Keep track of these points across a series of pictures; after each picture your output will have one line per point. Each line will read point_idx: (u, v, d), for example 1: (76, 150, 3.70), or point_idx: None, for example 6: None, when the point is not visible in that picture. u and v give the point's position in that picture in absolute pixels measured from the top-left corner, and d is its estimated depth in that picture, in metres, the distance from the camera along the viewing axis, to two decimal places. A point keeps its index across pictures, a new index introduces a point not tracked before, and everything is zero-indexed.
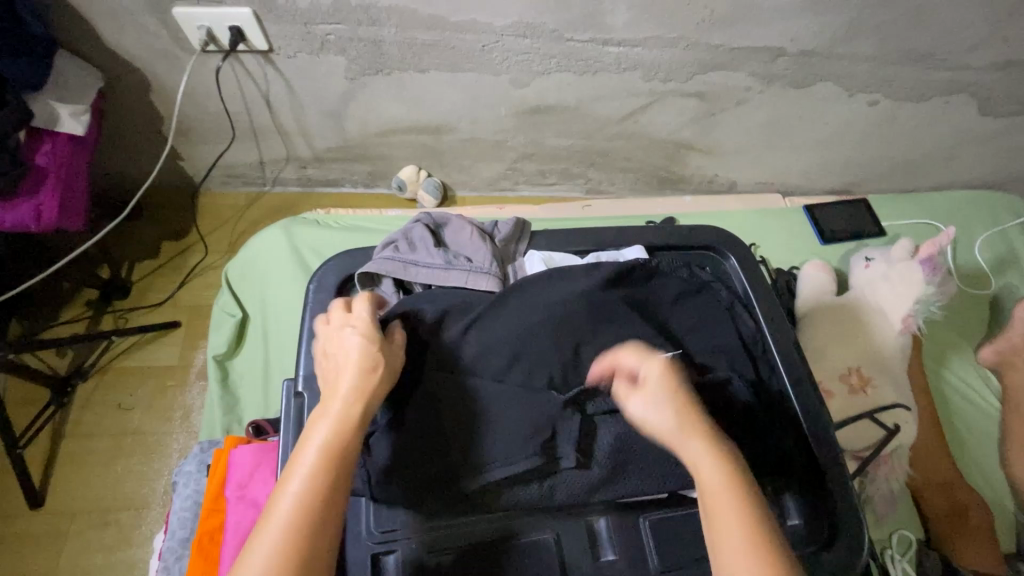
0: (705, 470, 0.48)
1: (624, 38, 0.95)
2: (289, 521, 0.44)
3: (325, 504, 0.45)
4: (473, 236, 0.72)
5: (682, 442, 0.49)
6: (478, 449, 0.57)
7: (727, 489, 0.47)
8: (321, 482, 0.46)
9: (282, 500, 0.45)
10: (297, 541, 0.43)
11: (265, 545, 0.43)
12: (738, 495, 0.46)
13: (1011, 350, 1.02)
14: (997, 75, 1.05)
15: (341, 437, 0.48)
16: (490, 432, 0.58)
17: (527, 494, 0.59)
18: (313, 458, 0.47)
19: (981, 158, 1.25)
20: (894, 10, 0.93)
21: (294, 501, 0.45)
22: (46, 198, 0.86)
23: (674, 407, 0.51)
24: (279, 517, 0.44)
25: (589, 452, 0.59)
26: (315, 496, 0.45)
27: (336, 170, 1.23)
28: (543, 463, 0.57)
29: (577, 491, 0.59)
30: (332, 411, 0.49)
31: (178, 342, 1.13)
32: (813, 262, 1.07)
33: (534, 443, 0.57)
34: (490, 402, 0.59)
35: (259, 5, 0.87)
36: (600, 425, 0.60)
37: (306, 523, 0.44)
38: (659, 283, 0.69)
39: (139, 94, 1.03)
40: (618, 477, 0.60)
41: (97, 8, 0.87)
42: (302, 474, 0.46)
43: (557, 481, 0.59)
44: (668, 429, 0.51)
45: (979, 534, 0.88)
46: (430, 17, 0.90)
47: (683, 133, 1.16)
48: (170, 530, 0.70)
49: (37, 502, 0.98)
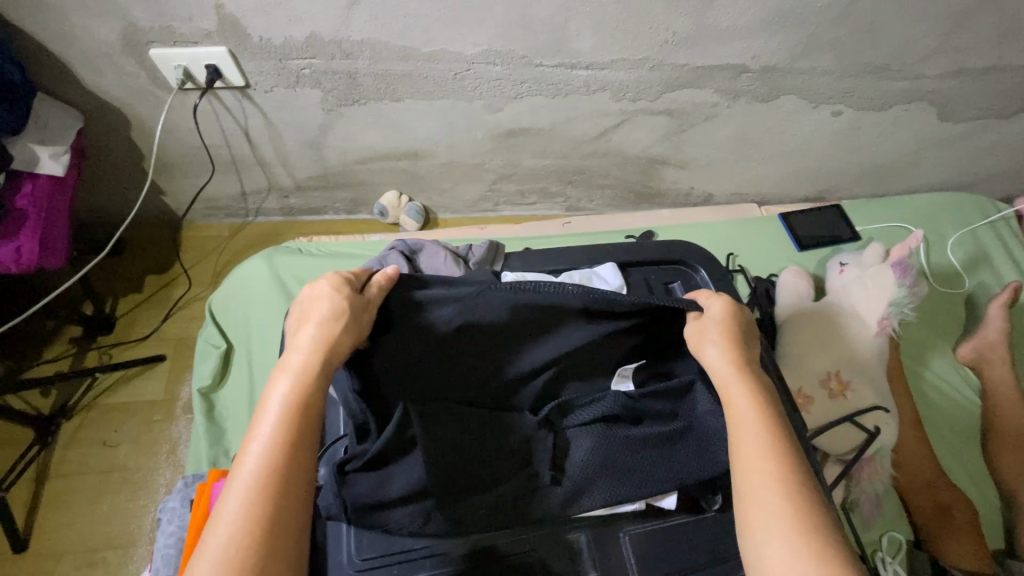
0: (738, 400, 0.56)
1: (591, 61, 0.99)
2: (253, 479, 0.47)
3: (287, 460, 0.48)
4: (447, 262, 0.75)
5: (723, 375, 0.58)
6: (458, 478, 0.58)
7: (757, 423, 0.54)
8: (279, 437, 0.49)
9: (245, 459, 0.48)
10: (263, 497, 0.46)
11: (238, 494, 0.46)
12: (772, 435, 0.53)
13: (987, 348, 1.05)
14: (951, 83, 1.10)
15: (301, 390, 0.51)
16: (462, 460, 0.59)
17: (500, 508, 0.59)
18: (272, 417, 0.50)
19: (947, 160, 1.29)
20: (847, 26, 0.97)
21: (258, 457, 0.48)
22: (26, 239, 0.86)
23: (725, 348, 0.59)
24: (246, 472, 0.47)
25: (562, 466, 0.61)
26: (280, 448, 0.48)
27: (319, 198, 1.24)
28: (521, 482, 0.60)
29: (553, 508, 0.60)
30: (291, 369, 0.52)
31: (164, 375, 1.13)
32: (790, 269, 1.09)
33: (512, 463, 0.60)
34: (457, 421, 0.60)
35: (235, 43, 0.90)
36: (574, 437, 0.62)
37: (273, 473, 0.47)
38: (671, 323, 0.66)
39: (119, 132, 1.04)
40: (589, 492, 0.61)
41: (75, 52, 0.90)
42: (263, 433, 0.49)
43: (538, 502, 0.60)
44: (723, 387, 0.58)
45: (964, 533, 0.89)
46: (403, 49, 0.93)
47: (656, 149, 1.19)
48: (155, 568, 0.69)
49: (21, 545, 0.97)
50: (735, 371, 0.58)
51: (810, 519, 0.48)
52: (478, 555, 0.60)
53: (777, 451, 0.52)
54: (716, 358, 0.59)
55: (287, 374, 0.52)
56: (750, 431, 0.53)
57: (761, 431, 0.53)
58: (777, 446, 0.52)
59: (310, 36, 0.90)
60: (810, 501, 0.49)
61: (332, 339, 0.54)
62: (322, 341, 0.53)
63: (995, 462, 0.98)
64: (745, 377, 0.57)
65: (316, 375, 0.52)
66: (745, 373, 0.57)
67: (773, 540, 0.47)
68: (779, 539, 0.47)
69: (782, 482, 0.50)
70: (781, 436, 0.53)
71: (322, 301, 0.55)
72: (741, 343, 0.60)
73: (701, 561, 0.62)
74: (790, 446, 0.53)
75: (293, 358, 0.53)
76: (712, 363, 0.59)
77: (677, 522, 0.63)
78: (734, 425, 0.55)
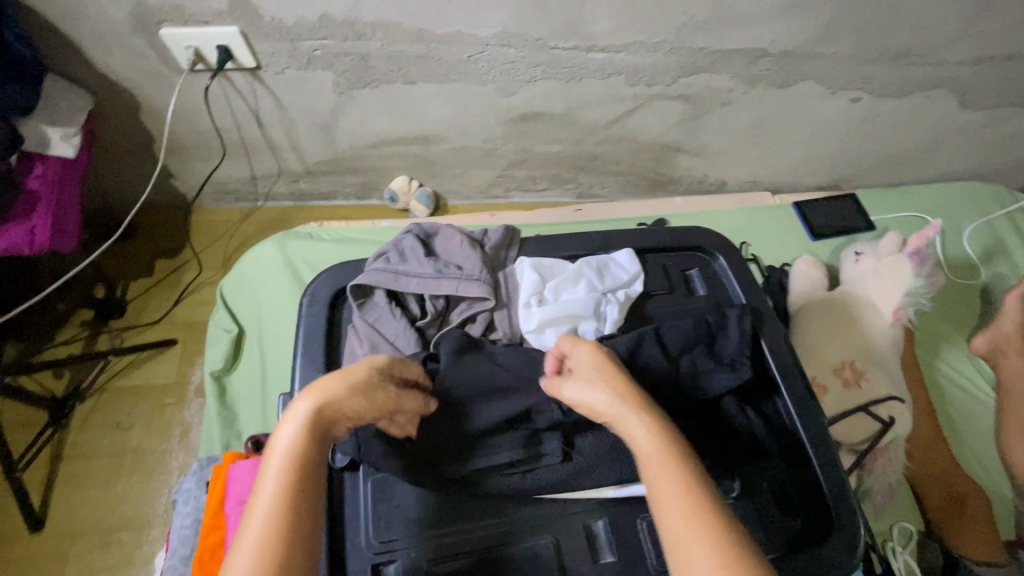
0: (648, 450, 0.48)
1: (607, 45, 0.97)
2: (259, 549, 0.42)
3: (292, 519, 0.44)
4: (463, 245, 0.73)
5: (626, 424, 0.50)
6: (467, 438, 0.60)
7: (667, 464, 0.47)
8: (288, 492, 0.45)
9: (251, 525, 0.44)
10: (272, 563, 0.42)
11: (243, 559, 0.42)
12: (684, 473, 0.46)
13: (1003, 340, 1.02)
14: (973, 69, 1.07)
15: (308, 438, 0.48)
16: (476, 417, 0.61)
17: (509, 482, 0.60)
18: (279, 470, 0.46)
19: (966, 149, 1.26)
20: (869, 9, 0.95)
21: (266, 516, 0.44)
22: (39, 219, 0.86)
23: (609, 383, 0.52)
24: (253, 533, 0.43)
25: (572, 443, 0.62)
26: (289, 508, 0.45)
27: (328, 183, 1.23)
28: (529, 451, 0.61)
29: (558, 480, 0.60)
30: (296, 417, 0.48)
31: (175, 359, 1.13)
32: (804, 258, 1.08)
33: (518, 433, 0.61)
34: (486, 382, 0.63)
35: (246, 24, 0.88)
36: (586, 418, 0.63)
37: (280, 535, 0.43)
38: (669, 330, 0.68)
39: (129, 115, 1.03)
40: (600, 469, 0.61)
41: (86, 32, 0.89)
42: (270, 491, 0.45)
43: (539, 472, 0.60)
44: (620, 424, 0.51)
45: (977, 523, 0.89)
46: (415, 30, 0.92)
47: (670, 136, 1.17)
48: (171, 548, 0.70)
49: (36, 525, 0.98)
50: (627, 405, 0.51)
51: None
52: (497, 544, 0.60)
53: (694, 494, 0.45)
54: (602, 397, 0.52)
55: (289, 427, 0.48)
56: (662, 477, 0.47)
57: (672, 474, 0.46)
58: (690, 480, 0.46)
59: (322, 16, 0.88)
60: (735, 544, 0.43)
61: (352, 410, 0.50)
62: (337, 405, 0.49)
63: (1007, 452, 0.97)
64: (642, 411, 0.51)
65: (321, 430, 0.48)
66: (640, 405, 0.51)
67: None
68: None
69: (708, 530, 0.43)
70: (695, 476, 0.47)
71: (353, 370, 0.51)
72: (624, 373, 0.54)
73: None
74: (706, 485, 0.46)
75: (297, 409, 0.48)
76: (600, 402, 0.52)
77: None
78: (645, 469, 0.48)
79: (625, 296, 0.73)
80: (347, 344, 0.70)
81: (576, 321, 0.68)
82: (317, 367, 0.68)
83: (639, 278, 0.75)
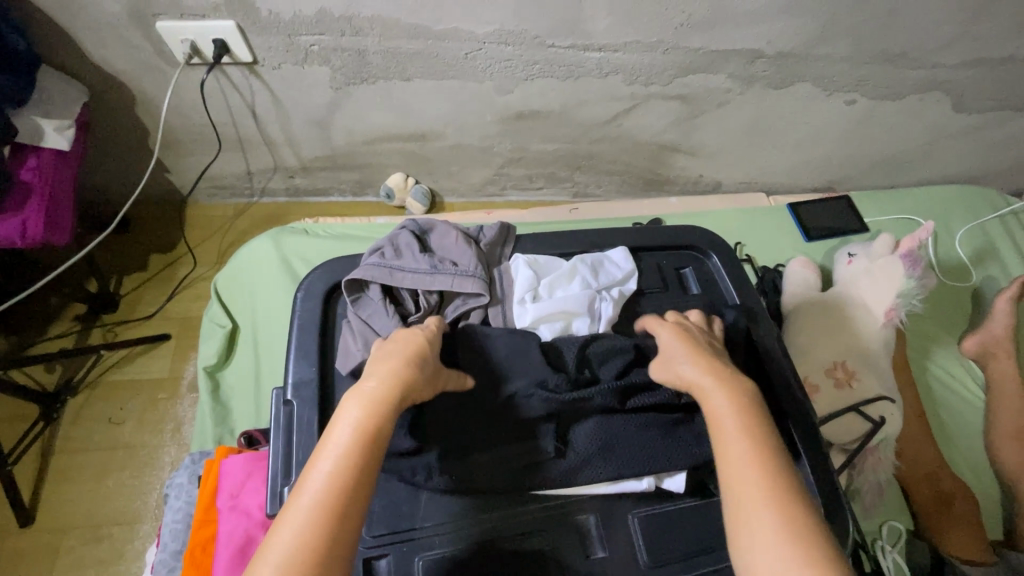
0: (722, 412, 0.53)
1: (604, 44, 0.97)
2: (316, 509, 0.45)
3: (349, 489, 0.46)
4: (458, 241, 0.73)
5: (703, 389, 0.56)
6: (463, 435, 0.60)
7: (739, 428, 0.52)
8: (348, 462, 0.47)
9: (309, 485, 0.46)
10: (323, 523, 0.44)
11: (299, 517, 0.44)
12: (751, 435, 0.51)
13: (993, 342, 1.04)
14: (968, 73, 1.08)
15: (374, 415, 0.49)
16: (472, 415, 0.61)
17: (503, 478, 0.60)
18: (343, 441, 0.48)
19: (959, 152, 1.27)
20: (865, 12, 0.96)
21: (325, 481, 0.46)
22: (32, 213, 0.85)
23: (693, 359, 0.58)
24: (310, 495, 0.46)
25: (566, 440, 0.62)
26: (347, 477, 0.46)
27: (324, 179, 1.23)
28: (522, 449, 0.60)
29: (552, 478, 0.60)
30: (364, 393, 0.51)
31: (169, 354, 1.12)
32: (798, 259, 1.09)
33: (513, 431, 0.61)
34: (486, 380, 0.62)
35: (243, 18, 0.88)
36: (580, 415, 0.62)
37: (336, 501, 0.45)
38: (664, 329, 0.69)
39: (124, 108, 1.03)
40: (595, 467, 0.61)
41: (81, 24, 0.88)
42: (331, 458, 0.47)
43: (532, 468, 0.61)
44: (701, 392, 0.56)
45: (965, 524, 0.89)
46: (412, 27, 0.92)
47: (666, 136, 1.18)
48: (162, 543, 0.70)
49: (26, 520, 0.97)
50: (709, 376, 0.56)
51: (815, 552, 0.45)
52: (490, 539, 0.60)
53: (760, 455, 0.50)
54: (690, 369, 0.57)
55: (356, 404, 0.50)
56: (732, 438, 0.52)
57: (741, 435, 0.51)
58: (757, 442, 0.51)
59: (320, 11, 0.88)
60: (791, 499, 0.48)
61: (410, 390, 0.52)
62: (403, 385, 0.52)
63: (996, 453, 0.98)
64: (720, 381, 0.56)
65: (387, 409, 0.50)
66: (719, 377, 0.56)
67: (763, 544, 0.46)
68: (773, 545, 0.46)
69: (770, 487, 0.48)
70: (764, 439, 0.51)
71: (412, 353, 0.54)
72: (707, 352, 0.59)
73: (708, 544, 0.62)
74: (771, 447, 0.51)
75: (367, 385, 0.51)
76: (685, 375, 0.58)
77: (688, 504, 0.64)
78: (716, 429, 0.53)
79: (620, 294, 0.73)
80: (341, 340, 0.70)
81: (571, 318, 0.69)
82: (311, 362, 0.68)
83: (633, 276, 0.76)
